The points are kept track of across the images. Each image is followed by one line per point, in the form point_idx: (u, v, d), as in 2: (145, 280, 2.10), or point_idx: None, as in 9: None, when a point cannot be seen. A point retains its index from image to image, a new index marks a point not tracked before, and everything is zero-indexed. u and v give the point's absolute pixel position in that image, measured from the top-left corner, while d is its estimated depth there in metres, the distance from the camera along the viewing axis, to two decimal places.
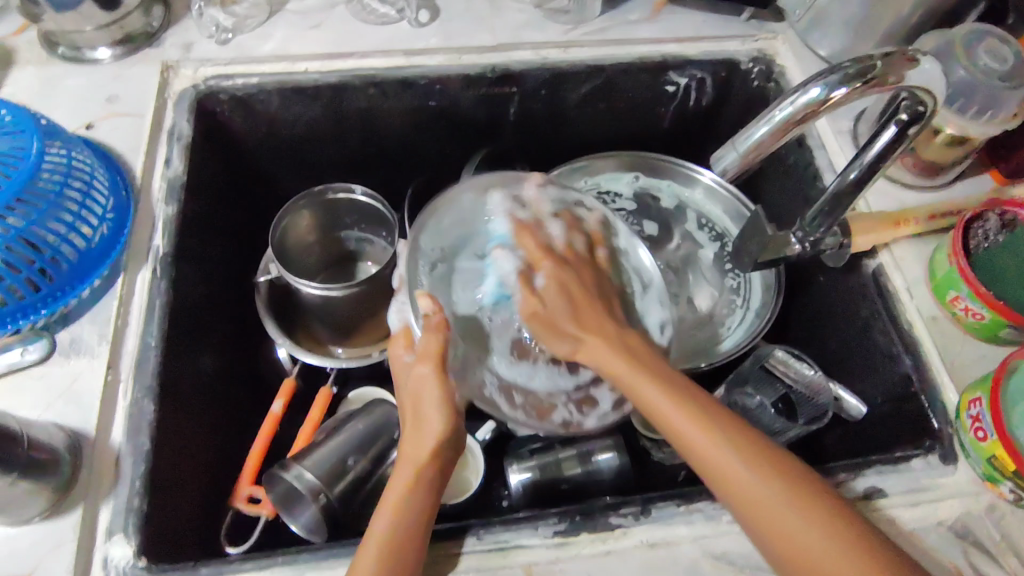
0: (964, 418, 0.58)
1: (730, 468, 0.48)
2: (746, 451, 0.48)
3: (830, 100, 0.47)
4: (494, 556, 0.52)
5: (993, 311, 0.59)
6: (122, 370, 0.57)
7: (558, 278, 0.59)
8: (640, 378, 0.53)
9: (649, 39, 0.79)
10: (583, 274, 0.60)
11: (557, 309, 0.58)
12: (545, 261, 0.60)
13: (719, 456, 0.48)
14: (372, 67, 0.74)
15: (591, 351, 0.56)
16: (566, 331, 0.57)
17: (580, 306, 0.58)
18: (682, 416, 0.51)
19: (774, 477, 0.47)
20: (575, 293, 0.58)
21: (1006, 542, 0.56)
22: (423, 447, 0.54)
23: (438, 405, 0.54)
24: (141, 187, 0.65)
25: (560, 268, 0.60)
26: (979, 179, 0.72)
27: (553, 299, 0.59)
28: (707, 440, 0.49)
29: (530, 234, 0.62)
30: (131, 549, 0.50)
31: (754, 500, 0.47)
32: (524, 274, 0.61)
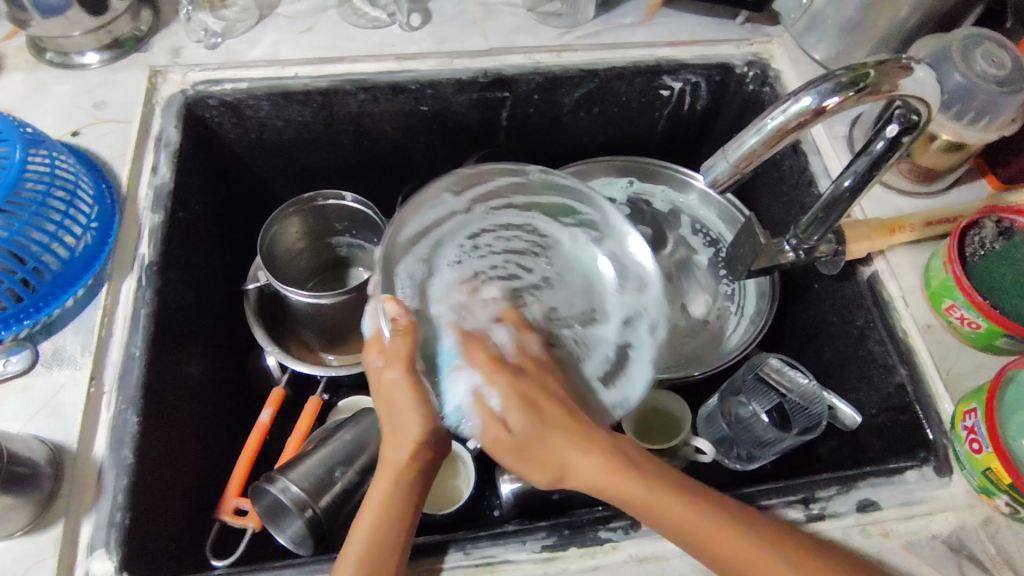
0: (959, 430, 0.57)
1: (745, 557, 0.46)
2: (740, 527, 0.47)
3: (824, 108, 0.46)
4: (481, 570, 0.51)
5: (990, 321, 0.58)
6: (105, 381, 0.56)
7: (525, 387, 0.51)
8: (642, 488, 0.48)
9: (643, 43, 0.79)
10: (541, 378, 0.52)
11: (533, 438, 0.49)
12: (496, 374, 0.51)
13: (731, 546, 0.46)
14: (363, 72, 0.74)
15: (582, 473, 0.49)
16: (541, 462, 0.49)
17: (549, 423, 0.50)
18: (699, 523, 0.47)
19: (805, 567, 0.46)
20: (535, 405, 0.50)
21: (1001, 556, 0.55)
22: (403, 448, 0.53)
23: (415, 415, 0.52)
24: (127, 194, 0.65)
25: (521, 384, 0.51)
26: (976, 185, 0.71)
27: (526, 427, 0.49)
28: (729, 537, 0.46)
29: (517, 333, 0.56)
30: (113, 564, 0.49)
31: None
32: (476, 392, 0.51)
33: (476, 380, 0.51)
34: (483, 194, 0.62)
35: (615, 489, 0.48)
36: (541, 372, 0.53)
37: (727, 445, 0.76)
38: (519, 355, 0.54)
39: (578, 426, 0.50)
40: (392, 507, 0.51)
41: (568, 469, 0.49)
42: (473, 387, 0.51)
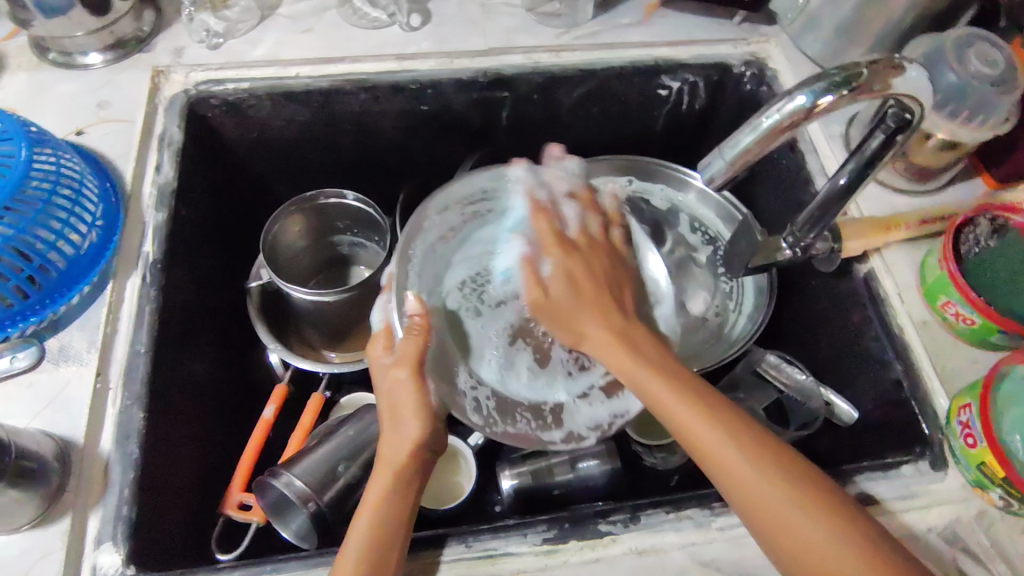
0: (954, 425, 0.58)
1: (722, 454, 0.47)
2: (735, 430, 0.48)
3: (818, 107, 0.47)
4: (483, 563, 0.52)
5: (984, 316, 0.59)
6: (111, 378, 0.57)
7: (572, 260, 0.61)
8: (649, 370, 0.53)
9: (642, 43, 0.79)
10: (593, 264, 0.62)
11: (569, 302, 0.59)
12: (554, 248, 0.62)
13: (714, 440, 0.47)
14: (364, 72, 0.74)
15: (595, 344, 0.57)
16: (566, 316, 0.59)
17: (583, 294, 0.59)
18: (684, 406, 0.50)
19: (775, 471, 0.45)
20: (577, 279, 0.60)
21: (996, 548, 0.56)
22: (400, 450, 0.54)
23: (413, 412, 0.54)
24: (131, 193, 0.65)
25: (569, 254, 0.62)
26: (971, 183, 0.72)
27: (560, 291, 0.60)
28: (728, 438, 0.47)
29: (541, 218, 0.65)
30: (120, 557, 0.50)
31: (751, 490, 0.45)
32: (530, 263, 0.63)
33: (526, 251, 0.65)
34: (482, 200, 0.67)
35: (642, 372, 0.53)
36: (596, 264, 0.62)
37: None
38: (569, 255, 0.62)
39: (609, 305, 0.59)
40: (385, 511, 0.51)
41: (585, 335, 0.57)
42: (520, 256, 0.66)
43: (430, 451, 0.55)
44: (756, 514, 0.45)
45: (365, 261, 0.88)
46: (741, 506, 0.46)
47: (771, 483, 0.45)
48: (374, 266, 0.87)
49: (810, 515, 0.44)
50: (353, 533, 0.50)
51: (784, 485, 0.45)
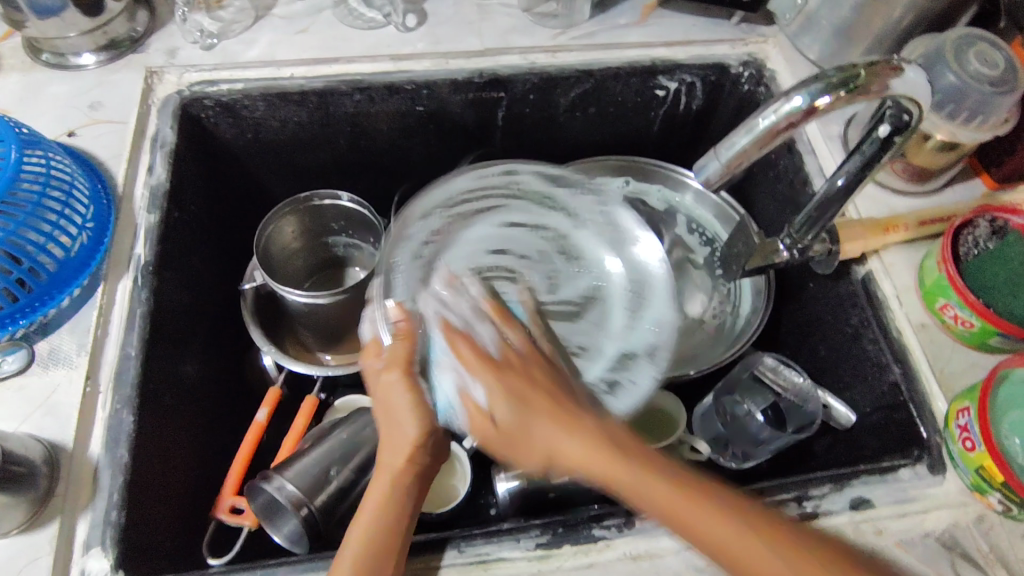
0: (953, 429, 0.57)
1: (706, 530, 0.42)
2: (696, 492, 0.43)
3: (814, 109, 0.47)
4: (475, 568, 0.51)
5: (982, 319, 0.59)
6: (101, 380, 0.56)
7: (505, 380, 0.49)
8: (618, 471, 0.44)
9: (639, 43, 0.79)
10: (529, 369, 0.50)
11: (508, 416, 0.48)
12: (483, 367, 0.49)
13: (678, 504, 0.43)
14: (359, 73, 0.74)
15: (529, 454, 0.47)
16: (521, 437, 0.47)
17: (526, 400, 0.47)
18: (670, 496, 0.43)
19: (778, 545, 0.41)
20: (524, 396, 0.48)
21: (994, 553, 0.55)
22: (400, 450, 0.52)
23: (408, 411, 0.52)
24: (123, 194, 0.65)
25: (503, 373, 0.49)
26: (970, 184, 0.72)
27: (505, 410, 0.48)
28: (693, 504, 0.43)
29: (492, 325, 0.54)
30: (108, 563, 0.49)
31: (752, 569, 0.41)
32: (462, 391, 0.50)
33: (454, 380, 0.51)
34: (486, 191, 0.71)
35: (600, 472, 0.44)
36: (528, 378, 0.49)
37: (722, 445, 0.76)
38: (506, 349, 0.51)
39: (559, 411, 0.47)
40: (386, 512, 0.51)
41: (548, 456, 0.46)
42: (455, 386, 0.51)
43: (430, 449, 0.53)
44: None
45: (360, 262, 0.88)
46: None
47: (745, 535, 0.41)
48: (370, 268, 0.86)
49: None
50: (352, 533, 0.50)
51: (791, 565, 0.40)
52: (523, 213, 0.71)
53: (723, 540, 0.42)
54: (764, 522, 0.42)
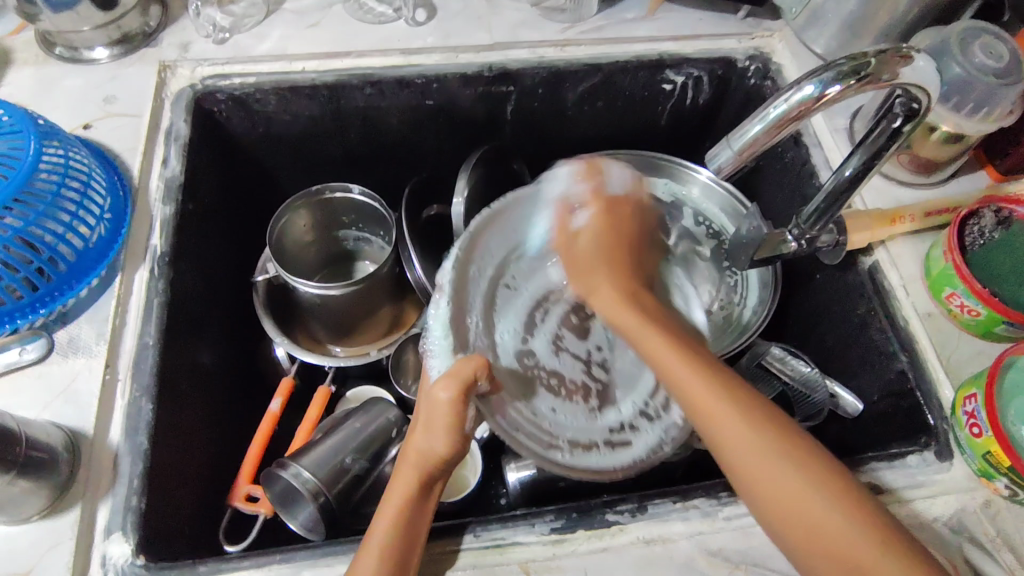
0: (959, 415, 0.58)
1: (715, 408, 0.48)
2: (730, 395, 0.48)
3: (825, 97, 0.46)
4: (491, 553, 0.52)
5: (988, 307, 0.59)
6: (120, 369, 0.57)
7: (614, 216, 0.63)
8: (661, 346, 0.53)
9: (646, 38, 0.80)
10: (623, 226, 0.64)
11: (592, 254, 0.63)
12: (598, 206, 0.63)
13: (707, 396, 0.49)
14: (369, 67, 0.75)
15: (601, 300, 0.60)
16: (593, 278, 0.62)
17: (608, 256, 0.62)
18: (690, 373, 0.50)
19: (779, 432, 0.46)
20: (609, 245, 0.63)
21: (1001, 537, 0.56)
22: (427, 455, 0.51)
23: (446, 429, 0.49)
24: (139, 187, 0.65)
25: (605, 215, 0.63)
26: (975, 176, 0.73)
27: (592, 240, 0.63)
28: (721, 402, 0.48)
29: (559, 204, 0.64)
30: (130, 548, 0.50)
31: (744, 447, 0.46)
32: (561, 214, 0.64)
33: (563, 193, 0.64)
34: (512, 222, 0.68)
35: (646, 341, 0.54)
36: (632, 237, 0.64)
37: None
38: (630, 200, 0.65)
39: (623, 265, 0.63)
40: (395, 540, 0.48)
41: (597, 293, 0.61)
42: (558, 197, 0.64)
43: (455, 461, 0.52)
44: (745, 469, 0.46)
45: (371, 257, 0.88)
46: (732, 465, 0.47)
47: (770, 439, 0.46)
48: (380, 262, 0.87)
49: (805, 474, 0.44)
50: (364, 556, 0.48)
51: (778, 457, 0.45)
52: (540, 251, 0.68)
53: (726, 424, 0.47)
54: (772, 422, 0.47)
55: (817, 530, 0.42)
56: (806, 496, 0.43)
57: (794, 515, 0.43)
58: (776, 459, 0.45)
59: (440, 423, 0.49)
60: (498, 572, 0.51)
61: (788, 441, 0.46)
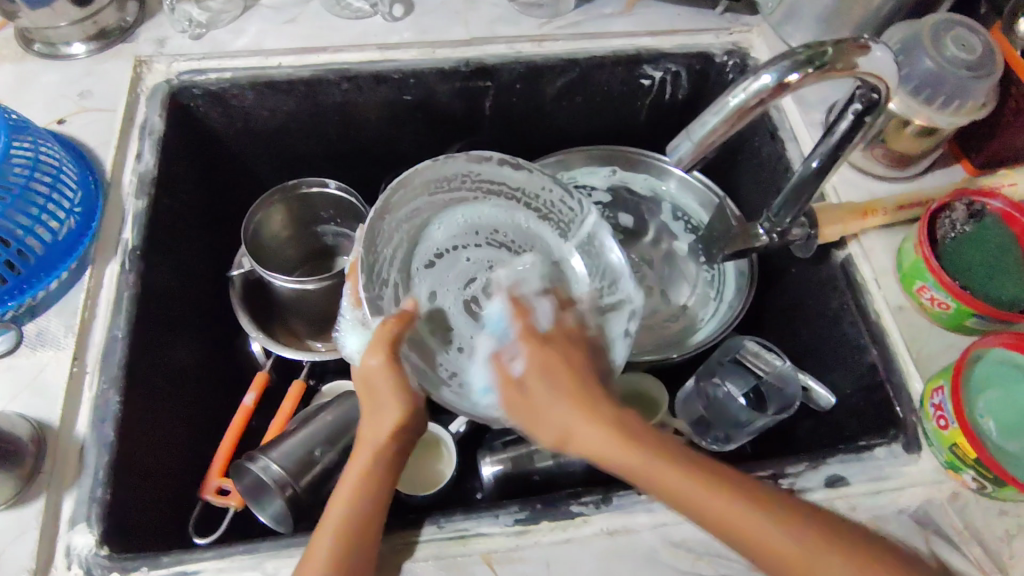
0: (928, 408, 0.58)
1: (752, 522, 0.45)
2: (763, 504, 0.45)
3: (785, 86, 0.46)
4: (454, 544, 0.52)
5: (958, 300, 0.59)
6: (88, 361, 0.57)
7: (555, 348, 0.54)
8: (661, 467, 0.47)
9: (623, 33, 0.80)
10: (569, 350, 0.54)
11: (543, 389, 0.52)
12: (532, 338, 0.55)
13: (735, 515, 0.45)
14: (346, 62, 0.75)
15: (585, 447, 0.49)
16: (551, 415, 0.51)
17: (576, 385, 0.51)
18: (675, 469, 0.47)
19: (821, 541, 0.44)
20: (557, 369, 0.52)
21: (968, 529, 0.56)
22: (380, 432, 0.53)
23: (392, 392, 0.52)
24: (112, 180, 0.66)
25: (547, 345, 0.54)
26: (951, 169, 0.73)
27: (540, 380, 0.52)
28: (756, 520, 0.45)
29: (523, 312, 0.59)
30: (94, 538, 0.51)
31: (800, 565, 0.43)
32: (496, 355, 0.58)
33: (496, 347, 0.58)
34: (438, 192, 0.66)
35: (655, 479, 0.47)
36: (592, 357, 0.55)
37: (704, 427, 0.75)
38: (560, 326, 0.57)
39: (595, 396, 0.51)
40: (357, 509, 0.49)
41: (569, 437, 0.50)
42: (494, 352, 0.58)
43: (410, 434, 0.54)
44: None
45: (349, 251, 0.87)
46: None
47: (824, 548, 0.44)
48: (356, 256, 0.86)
49: (812, 537, 0.44)
50: (319, 539, 0.48)
51: (781, 528, 0.44)
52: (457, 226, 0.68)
53: (719, 510, 0.45)
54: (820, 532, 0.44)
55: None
56: (821, 564, 0.43)
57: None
58: (777, 533, 0.44)
59: (383, 389, 0.52)
60: (461, 563, 0.51)
61: (841, 545, 0.44)
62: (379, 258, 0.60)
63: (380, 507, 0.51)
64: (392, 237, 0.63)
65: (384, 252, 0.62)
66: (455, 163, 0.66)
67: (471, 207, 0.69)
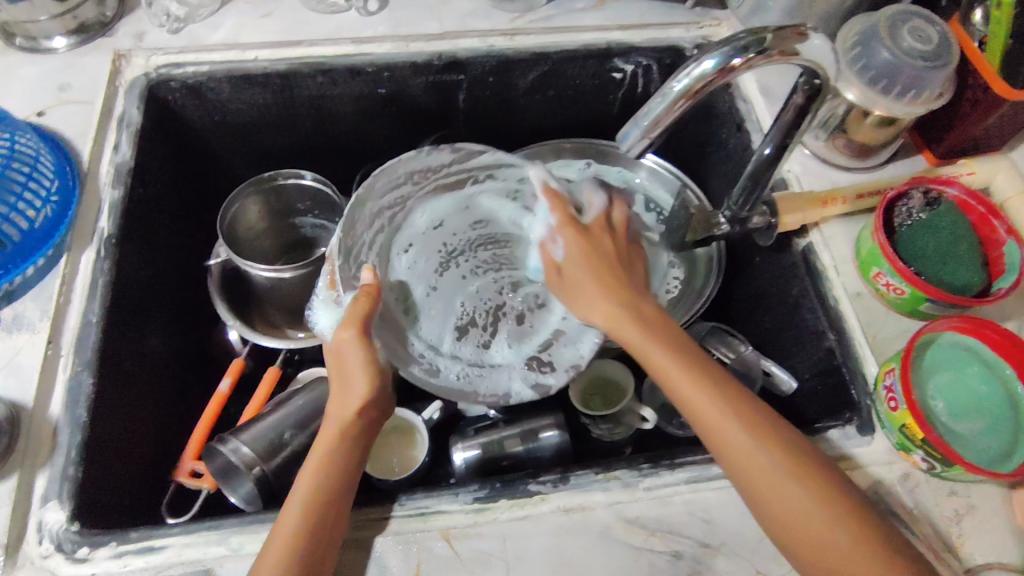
0: (881, 390, 0.60)
1: (721, 423, 0.51)
2: (742, 413, 0.51)
3: (727, 70, 0.47)
4: (414, 520, 0.53)
5: (912, 285, 0.61)
6: (62, 345, 0.59)
7: (587, 246, 0.61)
8: (668, 360, 0.54)
9: (594, 27, 0.81)
10: (606, 246, 0.62)
11: (580, 279, 0.60)
12: (570, 231, 0.63)
13: (713, 410, 0.51)
14: (321, 55, 0.76)
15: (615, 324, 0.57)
16: (585, 300, 0.60)
17: (601, 275, 0.59)
18: (669, 358, 0.54)
19: (776, 453, 0.49)
20: (592, 259, 0.60)
21: (917, 508, 0.57)
22: (348, 404, 0.55)
23: (361, 367, 0.55)
24: (89, 170, 0.67)
25: (581, 241, 0.62)
26: (913, 160, 0.74)
27: (576, 269, 0.61)
28: (723, 421, 0.51)
29: (562, 202, 0.67)
30: (65, 514, 0.52)
31: (750, 466, 0.49)
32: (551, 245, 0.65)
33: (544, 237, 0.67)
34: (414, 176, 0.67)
35: (658, 363, 0.54)
36: (621, 250, 0.63)
37: (669, 413, 0.76)
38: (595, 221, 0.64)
39: (613, 290, 0.58)
40: (322, 489, 0.51)
41: (591, 312, 0.59)
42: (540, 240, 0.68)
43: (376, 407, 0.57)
44: (750, 481, 0.49)
45: (327, 244, 0.89)
46: (737, 477, 0.50)
47: (775, 458, 0.49)
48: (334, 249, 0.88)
49: (772, 451, 0.49)
50: (289, 504, 0.50)
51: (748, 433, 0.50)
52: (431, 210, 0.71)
53: (700, 400, 0.52)
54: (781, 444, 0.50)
55: (766, 493, 0.49)
56: (772, 472, 0.49)
57: (757, 487, 0.49)
58: (744, 435, 0.50)
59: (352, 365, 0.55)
60: (420, 539, 0.53)
61: (791, 462, 0.49)
62: (357, 242, 0.63)
63: (345, 476, 0.53)
64: (371, 227, 0.66)
65: (364, 237, 0.64)
66: (440, 155, 0.68)
67: (459, 196, 0.72)
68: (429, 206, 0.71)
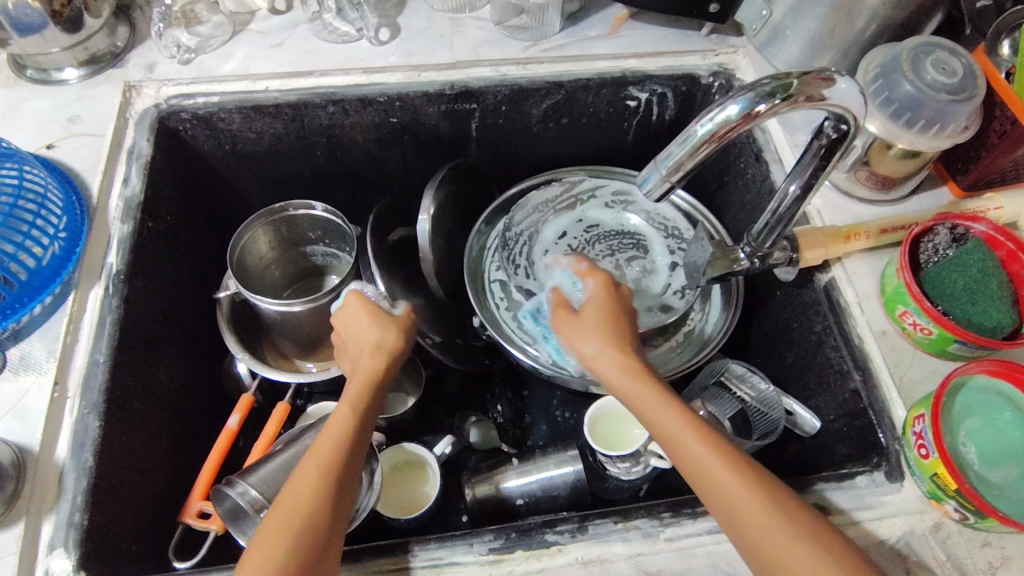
0: (909, 436, 0.58)
1: (737, 492, 0.46)
2: (763, 484, 0.46)
3: (752, 116, 0.46)
4: (428, 573, 0.52)
5: (940, 326, 0.59)
6: (69, 387, 0.58)
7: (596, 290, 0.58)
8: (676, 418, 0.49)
9: (608, 55, 0.80)
10: (619, 293, 0.59)
11: (589, 316, 0.56)
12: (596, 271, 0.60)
13: (727, 479, 0.46)
14: (333, 85, 0.75)
15: (615, 370, 0.53)
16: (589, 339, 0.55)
17: (609, 321, 0.56)
18: (684, 428, 0.49)
19: (801, 531, 0.44)
20: (601, 304, 0.57)
21: (951, 562, 0.55)
22: (379, 358, 0.56)
23: (392, 329, 0.57)
24: (97, 205, 0.67)
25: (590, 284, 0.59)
26: (937, 193, 0.72)
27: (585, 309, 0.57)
28: (743, 489, 0.46)
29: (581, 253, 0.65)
30: (72, 563, 0.51)
31: (769, 540, 0.44)
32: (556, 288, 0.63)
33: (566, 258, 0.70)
34: (534, 203, 0.84)
35: (665, 420, 0.49)
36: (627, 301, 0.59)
37: None
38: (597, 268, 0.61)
39: (621, 335, 0.55)
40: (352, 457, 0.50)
41: (589, 354, 0.55)
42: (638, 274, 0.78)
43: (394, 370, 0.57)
44: (767, 551, 0.44)
45: (338, 273, 0.89)
46: (751, 549, 0.45)
47: (802, 534, 0.44)
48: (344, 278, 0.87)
49: (792, 523, 0.44)
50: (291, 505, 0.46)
51: (773, 509, 0.45)
52: (552, 226, 0.83)
53: (712, 464, 0.47)
54: (808, 519, 0.45)
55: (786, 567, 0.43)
56: (800, 554, 0.43)
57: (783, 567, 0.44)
58: (758, 504, 0.45)
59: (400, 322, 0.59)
60: None
61: (820, 535, 0.44)
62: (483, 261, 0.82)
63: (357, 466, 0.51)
64: (512, 241, 0.82)
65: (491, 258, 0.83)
66: (550, 189, 0.84)
67: (572, 213, 0.84)
68: (551, 223, 0.83)
